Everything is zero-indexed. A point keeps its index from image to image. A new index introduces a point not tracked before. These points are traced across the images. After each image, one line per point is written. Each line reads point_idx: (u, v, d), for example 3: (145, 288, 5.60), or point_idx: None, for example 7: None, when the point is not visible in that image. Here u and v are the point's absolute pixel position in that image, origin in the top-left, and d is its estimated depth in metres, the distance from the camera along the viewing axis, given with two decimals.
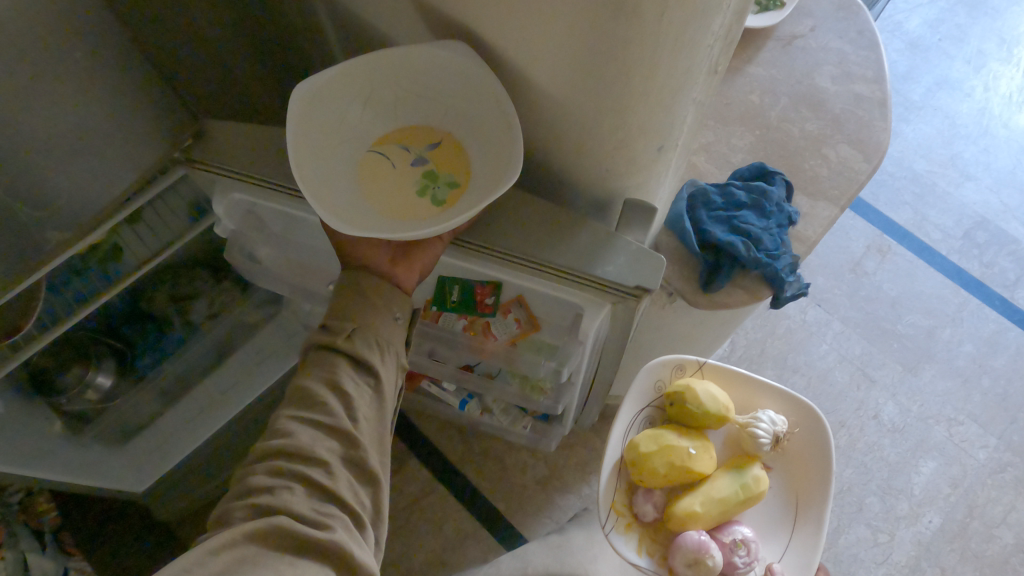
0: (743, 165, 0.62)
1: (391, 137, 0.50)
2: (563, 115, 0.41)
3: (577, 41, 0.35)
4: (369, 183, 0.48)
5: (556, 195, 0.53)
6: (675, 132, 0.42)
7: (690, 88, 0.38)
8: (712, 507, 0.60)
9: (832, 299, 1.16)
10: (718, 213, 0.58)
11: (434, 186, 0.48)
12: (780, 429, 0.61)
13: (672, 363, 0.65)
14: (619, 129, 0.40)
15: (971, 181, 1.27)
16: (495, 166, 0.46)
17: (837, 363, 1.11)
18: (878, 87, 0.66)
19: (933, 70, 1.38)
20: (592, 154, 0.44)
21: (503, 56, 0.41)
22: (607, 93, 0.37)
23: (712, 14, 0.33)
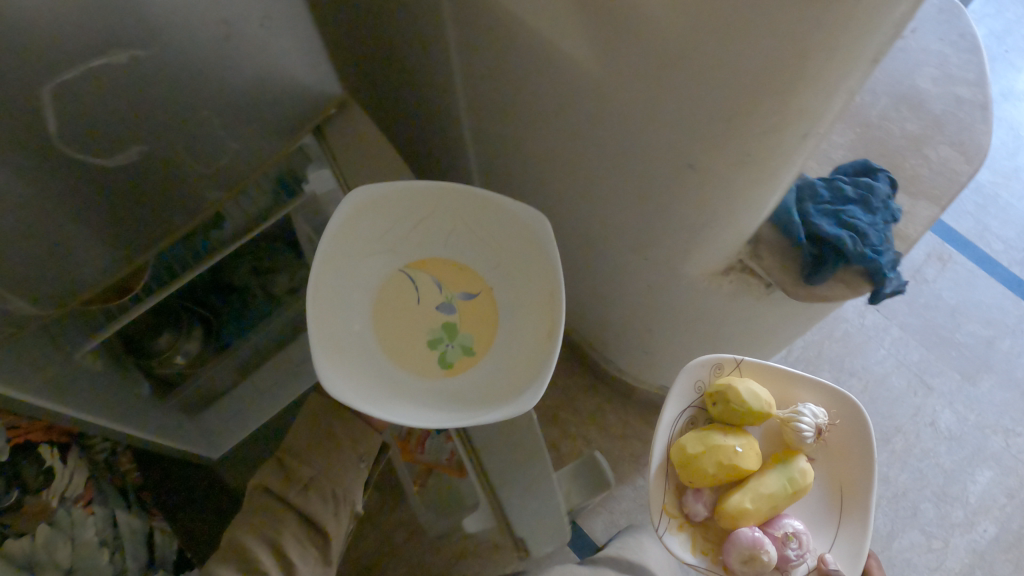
0: (848, 161, 0.63)
1: (427, 267, 0.61)
2: (715, 104, 0.44)
3: (759, 19, 0.37)
4: (392, 304, 0.59)
5: (674, 194, 0.54)
6: (823, 121, 0.43)
7: (853, 74, 0.40)
8: (763, 503, 0.55)
9: (890, 305, 1.16)
10: (825, 206, 0.59)
11: (448, 343, 0.58)
12: (822, 420, 0.57)
13: (708, 363, 0.60)
14: (776, 114, 0.42)
15: None
16: (513, 341, 0.57)
17: (895, 369, 1.11)
18: (979, 90, 0.67)
19: (998, 81, 1.38)
20: (734, 144, 0.46)
21: (653, 51, 0.43)
22: (774, 75, 0.40)
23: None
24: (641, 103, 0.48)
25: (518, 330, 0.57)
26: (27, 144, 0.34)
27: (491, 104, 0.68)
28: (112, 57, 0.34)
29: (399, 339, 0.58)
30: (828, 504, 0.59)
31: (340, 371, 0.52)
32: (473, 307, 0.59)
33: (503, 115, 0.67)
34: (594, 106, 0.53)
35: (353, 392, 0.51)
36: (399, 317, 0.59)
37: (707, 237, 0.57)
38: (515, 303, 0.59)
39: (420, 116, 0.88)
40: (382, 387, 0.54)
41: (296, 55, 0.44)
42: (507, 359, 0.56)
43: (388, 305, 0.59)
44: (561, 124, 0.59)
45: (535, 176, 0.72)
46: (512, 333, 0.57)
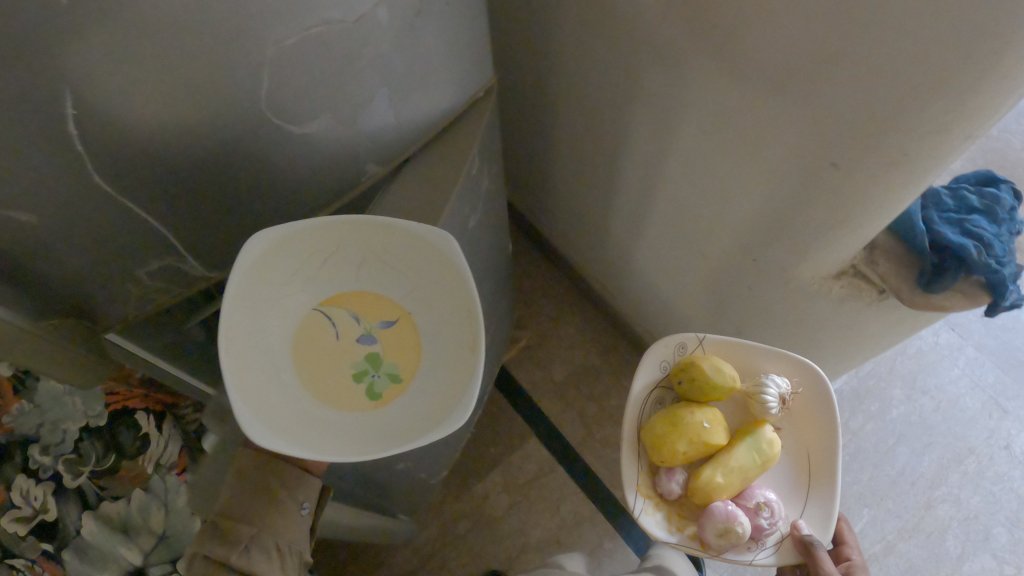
0: (970, 172, 0.63)
1: (342, 300, 0.51)
2: (885, 95, 0.43)
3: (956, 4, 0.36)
4: (299, 348, 0.50)
5: (811, 187, 0.53)
6: (992, 122, 0.42)
7: None
8: (732, 476, 0.61)
9: (966, 325, 1.14)
10: (949, 214, 0.59)
11: (374, 374, 0.50)
12: (785, 390, 0.62)
13: (673, 343, 0.67)
14: (950, 110, 0.41)
15: None
16: (446, 363, 0.50)
17: (969, 390, 1.09)
18: None
19: None
20: (893, 138, 0.45)
21: (825, 45, 0.43)
22: (958, 73, 0.38)
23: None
24: (794, 94, 0.48)
25: (448, 349, 0.50)
26: (238, 100, 0.35)
27: (609, 95, 0.68)
28: (328, 22, 0.35)
29: (312, 381, 0.50)
30: (796, 471, 0.64)
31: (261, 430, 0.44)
32: (397, 334, 0.51)
33: (622, 107, 0.67)
34: (735, 93, 0.53)
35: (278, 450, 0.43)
36: (315, 357, 0.50)
37: (828, 238, 0.57)
38: (440, 322, 0.51)
39: (522, 107, 0.89)
40: (300, 436, 0.46)
41: (467, 35, 0.45)
42: (439, 384, 0.49)
43: (301, 348, 0.50)
44: (692, 115, 0.59)
45: (642, 171, 0.72)
46: (443, 354, 0.50)
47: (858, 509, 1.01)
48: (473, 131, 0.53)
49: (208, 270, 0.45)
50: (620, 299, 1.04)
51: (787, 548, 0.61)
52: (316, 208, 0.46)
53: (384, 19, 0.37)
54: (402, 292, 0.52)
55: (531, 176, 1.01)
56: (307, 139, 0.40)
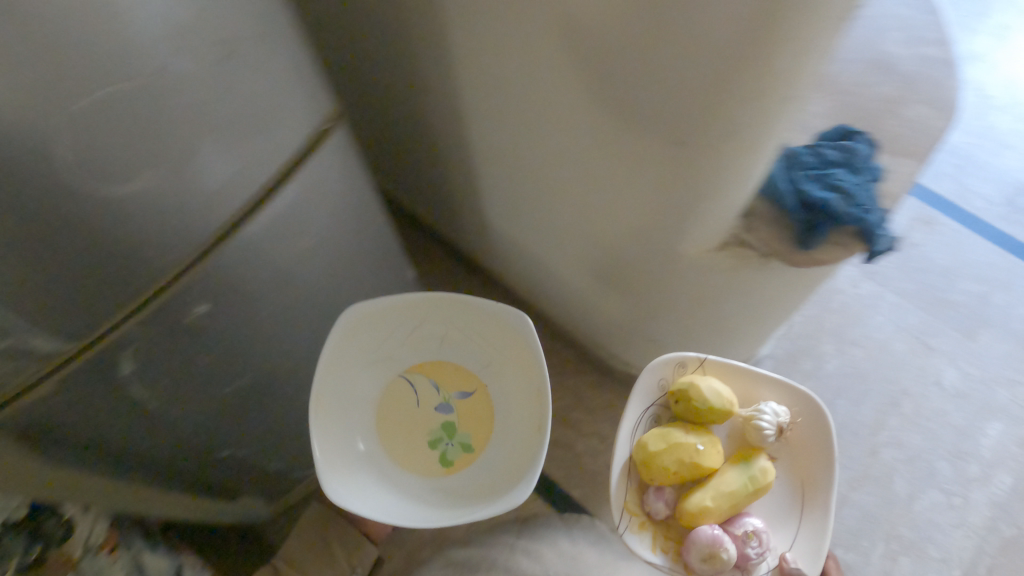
0: (826, 129, 0.65)
1: (426, 370, 0.70)
2: (698, 76, 0.45)
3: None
4: (393, 411, 0.68)
5: (666, 172, 0.55)
6: (800, 84, 0.45)
7: (823, 34, 0.41)
8: (723, 500, 0.62)
9: (883, 272, 1.17)
10: (812, 170, 0.60)
11: (446, 442, 0.67)
12: (783, 420, 0.65)
13: (674, 361, 0.68)
14: (757, 77, 0.43)
15: (1011, 149, 1.24)
16: (514, 432, 0.66)
17: (895, 334, 1.12)
18: (944, 49, 0.70)
19: (962, 45, 1.35)
20: (719, 113, 0.47)
21: (635, 36, 0.45)
22: (751, 41, 0.41)
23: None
24: (623, 86, 0.50)
25: (513, 423, 0.67)
26: (40, 176, 0.34)
27: (475, 106, 0.69)
28: (122, 82, 0.35)
29: (401, 441, 0.67)
30: (787, 501, 0.68)
31: (344, 482, 0.61)
32: (467, 405, 0.68)
33: (489, 116, 0.68)
34: (578, 91, 0.54)
35: (361, 497, 0.61)
36: (399, 417, 0.68)
37: (698, 216, 0.59)
38: (505, 397, 0.68)
39: (406, 127, 0.88)
40: (386, 489, 0.63)
41: (293, 71, 0.45)
42: (504, 453, 0.65)
43: (390, 408, 0.68)
44: (549, 120, 0.60)
45: (526, 177, 0.73)
46: (508, 424, 0.67)
47: None
48: (331, 163, 0.53)
49: (59, 347, 0.43)
50: (544, 301, 1.05)
51: None
52: (171, 270, 0.45)
53: (188, 69, 0.37)
54: (475, 369, 0.69)
55: (434, 194, 1.01)
56: (131, 203, 0.39)
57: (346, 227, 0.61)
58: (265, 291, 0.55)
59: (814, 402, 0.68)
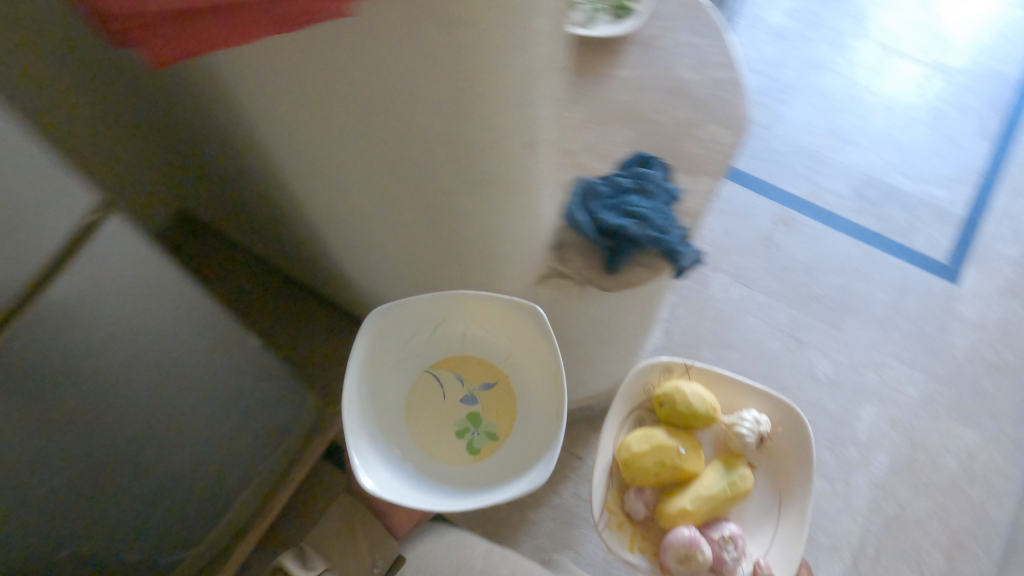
0: (626, 156, 0.68)
1: (449, 364, 0.66)
2: (434, 130, 0.46)
3: (445, 56, 0.40)
4: (419, 404, 0.65)
5: (447, 215, 0.57)
6: (532, 118, 0.48)
7: (529, 74, 0.44)
8: (701, 503, 0.66)
9: (751, 275, 1.21)
10: (608, 201, 0.63)
11: (473, 432, 0.63)
12: (762, 427, 0.69)
13: (660, 366, 0.73)
14: (485, 119, 0.46)
15: (853, 145, 1.31)
16: (540, 420, 0.62)
17: (768, 333, 1.16)
18: (731, 70, 0.74)
19: (800, 54, 1.42)
20: (470, 155, 0.49)
21: (359, 107, 0.46)
22: (465, 94, 0.43)
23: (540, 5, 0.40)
24: (374, 149, 0.51)
25: (539, 412, 0.62)
26: None
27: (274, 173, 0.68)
28: None
29: (429, 435, 0.63)
30: (767, 510, 0.71)
31: (373, 469, 0.56)
32: (493, 398, 0.65)
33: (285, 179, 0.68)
34: (340, 159, 0.54)
35: (397, 479, 0.57)
36: (427, 412, 0.64)
37: (496, 248, 0.61)
38: (531, 387, 0.64)
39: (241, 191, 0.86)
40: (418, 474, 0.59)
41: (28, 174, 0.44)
42: (531, 438, 0.61)
43: (417, 403, 0.65)
44: (328, 183, 0.60)
45: (340, 235, 0.73)
46: (534, 411, 0.63)
47: None
48: (119, 259, 0.53)
49: None
50: None
51: None
52: None
53: None
54: (498, 361, 0.66)
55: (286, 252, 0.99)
56: None
57: (155, 315, 0.60)
58: (72, 391, 0.54)
59: (796, 413, 0.72)
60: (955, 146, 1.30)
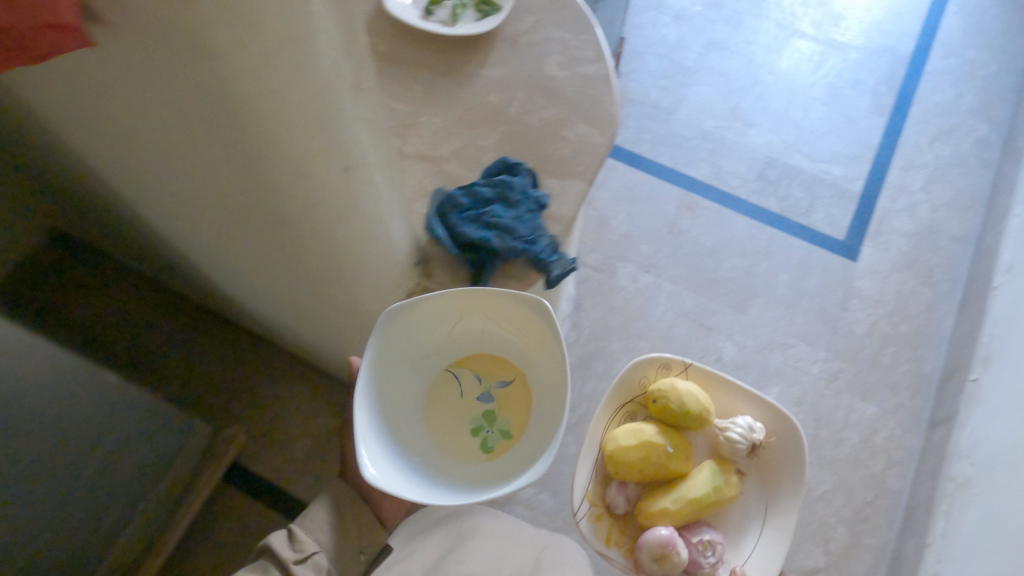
0: (491, 162, 0.65)
1: (467, 363, 0.64)
2: (232, 160, 0.41)
3: (201, 90, 0.34)
4: (437, 400, 0.63)
5: (281, 240, 0.52)
6: (350, 149, 0.43)
7: (329, 107, 0.39)
8: (683, 505, 0.66)
9: (658, 263, 1.20)
10: (468, 213, 0.61)
11: (487, 429, 0.62)
12: (756, 435, 0.68)
13: (659, 361, 0.73)
14: (285, 158, 0.40)
15: (754, 127, 1.32)
16: (546, 407, 0.59)
17: (675, 320, 1.16)
18: (601, 65, 0.71)
19: (700, 36, 1.41)
20: (279, 189, 0.43)
21: (143, 126, 0.40)
22: (250, 132, 0.38)
23: (308, 31, 0.34)
24: (180, 168, 0.45)
25: (545, 404, 0.60)
26: None
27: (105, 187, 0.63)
28: None
29: (444, 432, 0.62)
30: (751, 519, 0.70)
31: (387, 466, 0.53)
32: (511, 395, 0.63)
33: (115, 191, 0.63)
34: (155, 171, 0.49)
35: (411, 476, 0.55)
36: (444, 410, 0.63)
37: (347, 272, 0.56)
38: (542, 382, 0.61)
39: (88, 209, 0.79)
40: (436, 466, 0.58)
41: None
42: (538, 427, 0.58)
43: (435, 401, 0.63)
44: (159, 192, 0.54)
45: (195, 246, 0.67)
46: (543, 402, 0.60)
47: None
48: None
49: None
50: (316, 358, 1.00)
51: None
52: None
53: None
54: (513, 360, 0.63)
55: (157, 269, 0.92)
56: None
57: None
58: None
59: (793, 423, 0.70)
60: (850, 123, 1.32)
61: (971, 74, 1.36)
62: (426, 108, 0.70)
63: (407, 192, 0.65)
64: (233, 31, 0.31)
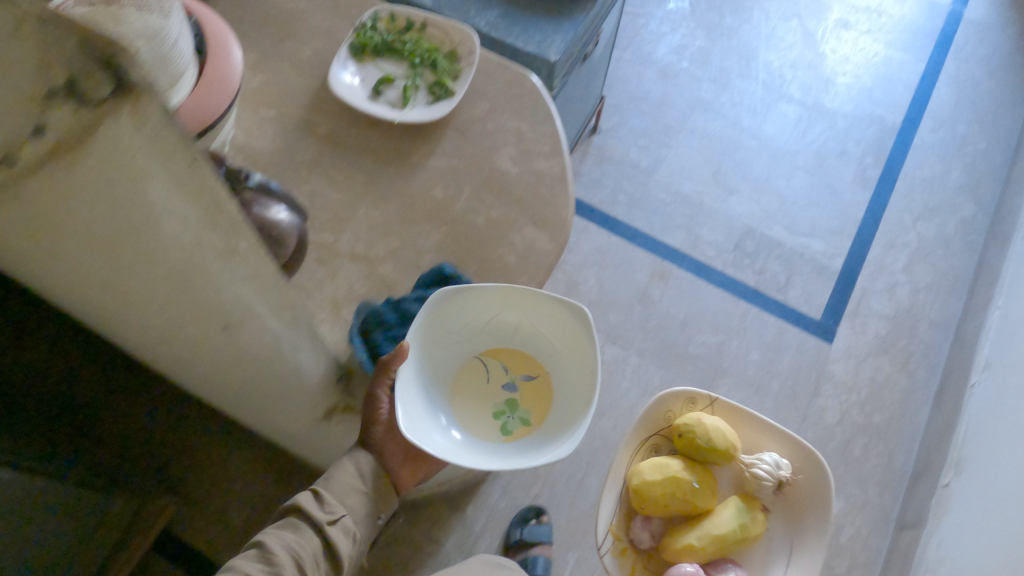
0: (427, 269, 0.60)
1: (499, 352, 0.62)
2: (84, 316, 0.35)
3: (24, 273, 0.29)
4: (465, 382, 0.61)
5: (168, 367, 0.46)
6: (234, 309, 0.37)
7: (197, 281, 0.33)
8: (708, 541, 0.68)
9: (626, 334, 1.15)
10: (395, 334, 0.56)
11: (508, 416, 0.60)
12: (781, 471, 0.70)
13: (686, 396, 0.74)
14: (145, 321, 0.35)
15: (734, 194, 1.27)
16: (567, 407, 0.57)
17: (640, 397, 1.10)
18: (556, 161, 0.67)
19: (684, 94, 1.36)
20: (146, 339, 0.38)
21: None
22: (95, 302, 0.32)
23: (158, 222, 0.29)
24: None
25: (568, 403, 0.58)
26: None
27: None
28: None
29: (466, 412, 0.60)
30: (777, 553, 0.71)
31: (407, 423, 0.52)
32: (537, 389, 0.60)
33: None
34: None
35: (428, 436, 0.54)
36: (469, 392, 0.61)
37: (248, 399, 0.51)
38: (568, 383, 0.59)
39: None
40: (455, 446, 0.56)
41: None
42: (558, 424, 0.57)
43: (461, 382, 0.61)
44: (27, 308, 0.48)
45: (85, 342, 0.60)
46: (567, 400, 0.58)
47: (563, 555, 0.99)
48: None
49: None
50: None
51: None
52: None
53: None
54: (542, 357, 0.61)
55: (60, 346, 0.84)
56: None
57: None
58: None
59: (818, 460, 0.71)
60: (834, 195, 1.27)
61: (959, 149, 1.33)
62: (365, 199, 0.65)
63: (336, 294, 0.61)
64: (39, 235, 0.26)
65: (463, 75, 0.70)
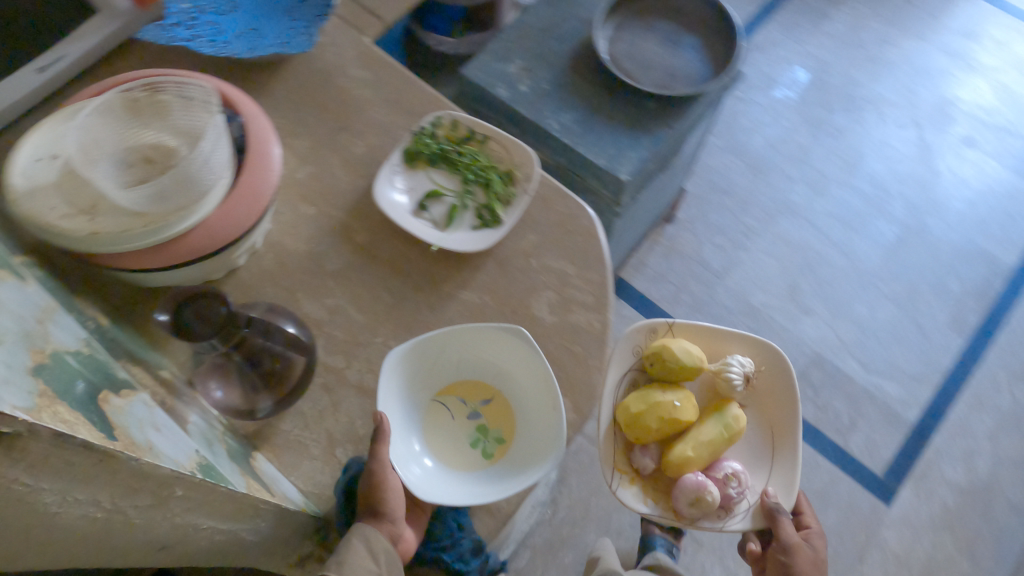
0: None
1: (452, 388, 0.58)
2: None
3: None
4: (428, 430, 0.57)
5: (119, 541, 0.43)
6: (171, 536, 0.34)
7: (119, 535, 0.30)
8: (703, 449, 0.58)
9: None
10: None
11: (483, 440, 0.56)
12: (749, 368, 0.60)
13: (644, 329, 0.62)
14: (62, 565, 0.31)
15: (809, 315, 1.16)
16: (540, 421, 0.55)
17: None
18: (597, 317, 0.61)
19: (773, 196, 1.27)
20: None
21: None
22: None
23: (56, 518, 0.25)
24: None
25: (537, 412, 0.56)
26: None
27: None
28: None
29: (444, 456, 0.56)
30: (762, 442, 0.62)
31: None
32: (499, 409, 0.57)
33: None
34: None
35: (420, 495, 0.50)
36: (441, 438, 0.56)
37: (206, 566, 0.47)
38: (526, 394, 0.57)
39: None
40: (449, 491, 0.52)
41: None
42: (537, 436, 0.55)
43: (426, 433, 0.56)
44: None
45: None
46: (535, 413, 0.56)
47: None
48: None
49: None
50: None
51: (757, 514, 0.60)
52: None
53: None
54: (493, 376, 0.58)
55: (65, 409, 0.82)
56: None
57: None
58: None
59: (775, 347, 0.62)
60: (921, 335, 1.15)
61: None
62: (385, 324, 0.60)
63: (333, 430, 0.56)
64: None
65: (515, 201, 0.65)
